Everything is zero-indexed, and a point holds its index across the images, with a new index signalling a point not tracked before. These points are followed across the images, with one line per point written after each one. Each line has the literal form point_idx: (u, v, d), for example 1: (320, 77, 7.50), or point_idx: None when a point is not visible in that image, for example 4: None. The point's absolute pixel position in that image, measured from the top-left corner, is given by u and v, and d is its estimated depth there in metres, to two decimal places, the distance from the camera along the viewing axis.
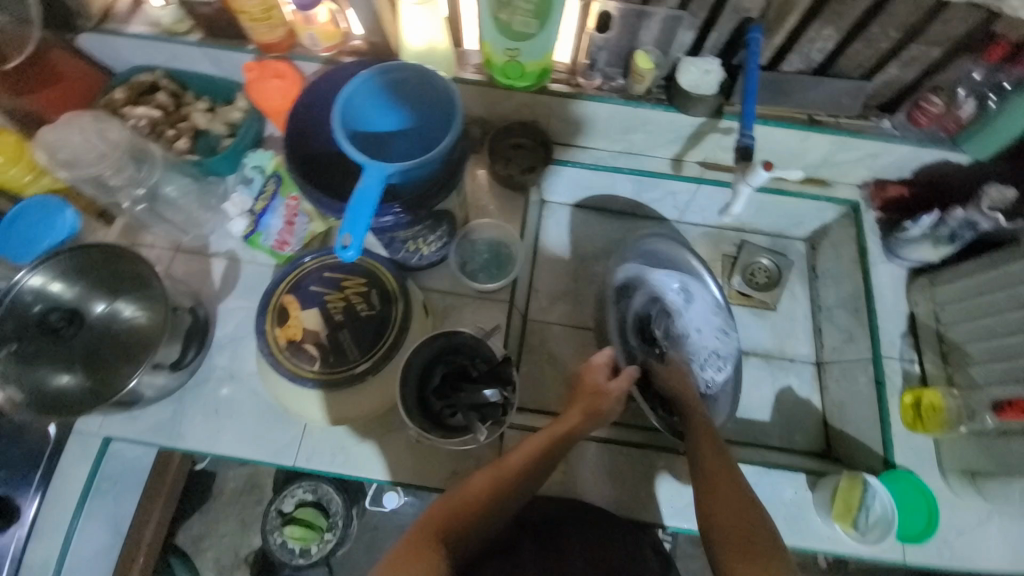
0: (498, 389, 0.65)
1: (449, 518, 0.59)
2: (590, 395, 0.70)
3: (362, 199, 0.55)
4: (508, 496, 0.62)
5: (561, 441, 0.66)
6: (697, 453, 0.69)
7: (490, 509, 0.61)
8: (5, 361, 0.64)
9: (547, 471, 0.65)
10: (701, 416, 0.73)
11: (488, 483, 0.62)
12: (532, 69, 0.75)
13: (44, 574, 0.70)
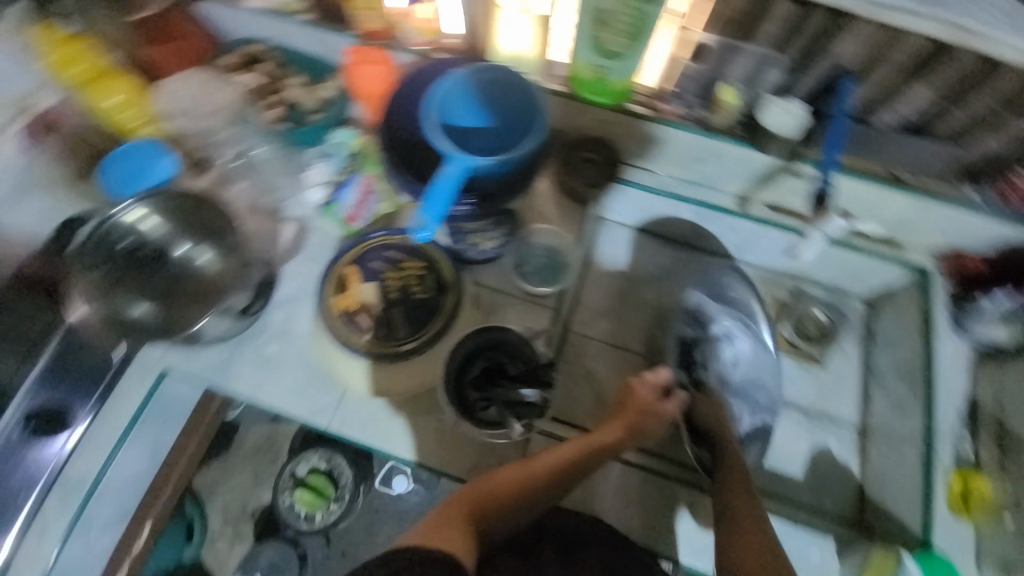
0: (537, 390, 0.69)
1: (478, 502, 0.63)
2: (630, 411, 0.72)
3: (440, 186, 0.59)
4: (534, 492, 0.65)
5: (594, 450, 0.69)
6: (731, 491, 0.69)
7: (516, 500, 0.65)
8: (96, 282, 0.71)
9: (575, 477, 0.68)
10: (738, 459, 0.72)
11: (518, 476, 0.65)
12: (615, 87, 0.76)
13: (81, 488, 0.74)
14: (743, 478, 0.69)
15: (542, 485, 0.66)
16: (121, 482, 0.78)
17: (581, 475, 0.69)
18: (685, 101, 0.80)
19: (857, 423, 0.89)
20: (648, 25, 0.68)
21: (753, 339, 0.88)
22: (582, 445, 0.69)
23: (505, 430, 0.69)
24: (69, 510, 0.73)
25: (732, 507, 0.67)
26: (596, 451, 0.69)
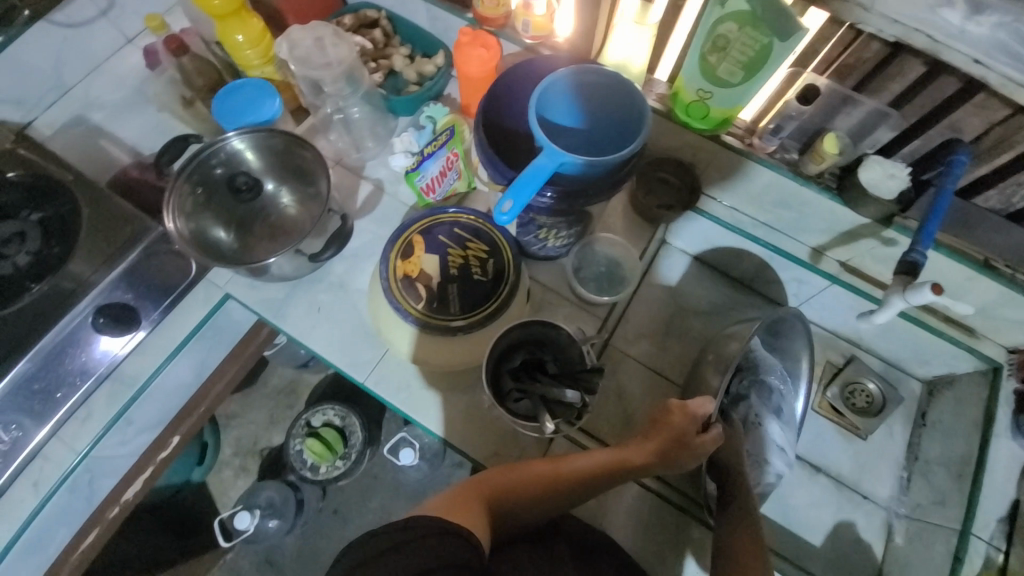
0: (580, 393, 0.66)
1: (496, 487, 0.64)
2: (660, 436, 0.66)
3: (535, 174, 0.59)
4: (553, 492, 0.65)
5: (617, 465, 0.67)
6: (732, 542, 0.65)
7: (534, 496, 0.65)
8: (188, 197, 0.73)
9: (594, 487, 0.67)
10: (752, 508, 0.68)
11: (539, 471, 0.66)
12: (715, 116, 0.77)
13: (129, 388, 0.77)
14: (754, 530, 0.65)
15: (561, 487, 0.65)
16: (166, 389, 0.82)
17: (602, 486, 0.67)
18: (781, 142, 0.79)
19: (887, 506, 0.85)
20: (771, 63, 0.67)
21: (790, 401, 0.81)
22: (605, 456, 0.67)
23: (535, 426, 0.68)
24: (114, 407, 0.76)
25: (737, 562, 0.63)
26: (618, 468, 0.67)
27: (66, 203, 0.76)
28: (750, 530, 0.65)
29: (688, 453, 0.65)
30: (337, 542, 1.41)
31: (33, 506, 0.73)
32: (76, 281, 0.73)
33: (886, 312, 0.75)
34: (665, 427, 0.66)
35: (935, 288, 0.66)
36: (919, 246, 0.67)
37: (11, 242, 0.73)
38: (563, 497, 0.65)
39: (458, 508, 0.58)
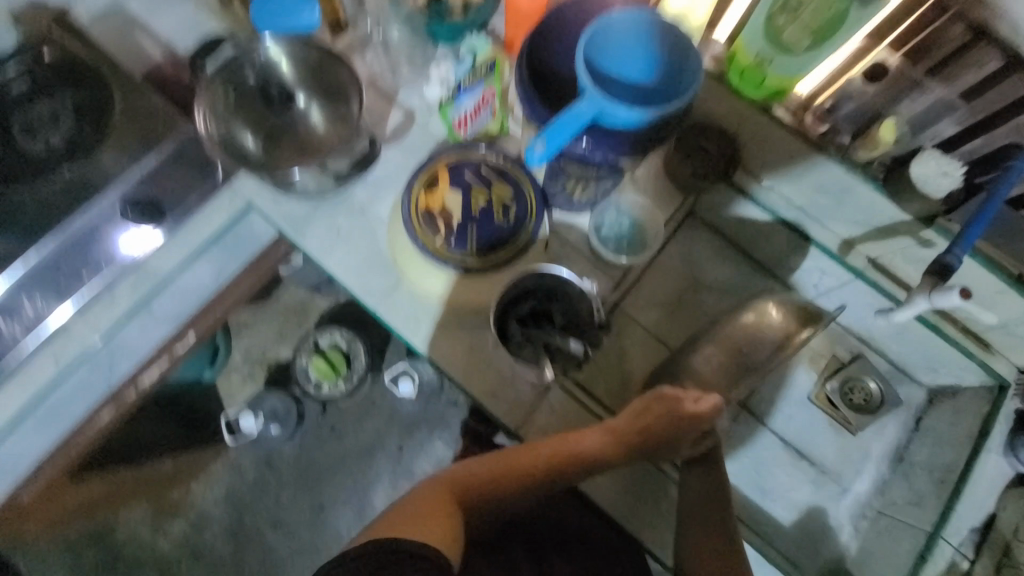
0: (583, 343, 0.72)
1: (466, 480, 0.73)
2: (635, 429, 0.73)
3: (569, 115, 0.57)
4: (523, 481, 0.72)
5: (591, 456, 0.73)
6: (698, 504, 0.74)
7: (506, 484, 0.73)
8: (222, 100, 0.72)
9: (565, 477, 0.72)
10: (719, 476, 0.75)
11: (509, 462, 0.73)
12: (771, 84, 0.73)
13: (153, 281, 0.78)
14: (718, 493, 0.74)
15: (532, 476, 0.72)
16: (185, 285, 0.84)
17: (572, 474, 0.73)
18: (834, 124, 0.76)
19: (861, 498, 0.87)
20: (844, 29, 0.64)
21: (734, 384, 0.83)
22: (579, 447, 0.73)
23: (538, 368, 0.72)
24: (138, 294, 0.78)
25: (702, 524, 0.72)
26: (592, 457, 0.73)
27: (100, 90, 0.77)
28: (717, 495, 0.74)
29: (656, 436, 0.73)
30: (332, 455, 1.52)
31: (53, 375, 0.76)
32: (102, 173, 0.76)
33: (907, 312, 0.75)
34: (640, 421, 0.73)
35: (965, 291, 0.64)
36: (957, 248, 0.66)
37: (44, 122, 0.76)
38: (535, 486, 0.73)
39: (436, 515, 0.66)
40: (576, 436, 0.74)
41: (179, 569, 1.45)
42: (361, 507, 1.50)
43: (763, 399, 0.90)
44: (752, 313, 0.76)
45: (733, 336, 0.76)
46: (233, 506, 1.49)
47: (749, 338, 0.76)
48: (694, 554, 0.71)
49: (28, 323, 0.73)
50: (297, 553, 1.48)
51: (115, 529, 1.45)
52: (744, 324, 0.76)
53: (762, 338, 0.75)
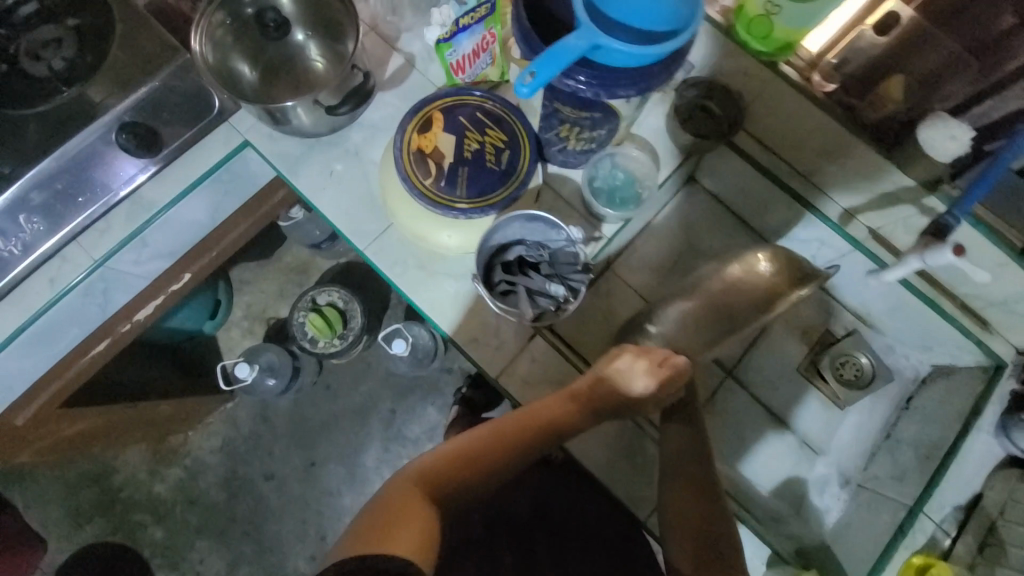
0: (564, 288, 0.71)
1: (431, 476, 0.64)
2: (600, 396, 0.70)
3: (563, 48, 0.55)
4: (493, 466, 0.66)
5: (560, 427, 0.69)
6: (672, 464, 0.73)
7: (475, 472, 0.65)
8: (219, 28, 0.72)
9: (533, 451, 0.68)
10: (692, 435, 0.75)
11: (475, 447, 0.67)
12: (778, 37, 0.71)
13: (148, 212, 0.79)
14: (693, 454, 0.73)
15: (501, 457, 0.67)
16: (181, 219, 0.85)
17: (538, 445, 0.69)
18: (842, 83, 0.73)
19: (844, 473, 0.86)
20: None
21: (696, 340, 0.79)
22: (546, 418, 0.69)
23: (516, 310, 0.70)
24: (133, 224, 0.78)
25: (675, 483, 0.71)
26: (560, 428, 0.69)
27: (98, 13, 0.75)
28: (693, 453, 0.73)
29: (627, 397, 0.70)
30: (325, 413, 1.55)
31: (48, 299, 0.76)
32: (97, 98, 0.73)
33: (898, 271, 0.74)
34: (606, 386, 0.70)
35: (955, 249, 0.63)
36: (955, 211, 0.67)
37: (50, 46, 0.73)
38: (505, 467, 0.67)
39: (409, 525, 0.58)
40: (541, 408, 0.69)
41: (172, 513, 1.49)
42: (351, 466, 1.53)
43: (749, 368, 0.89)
44: (740, 264, 0.72)
45: (721, 291, 0.73)
46: (227, 455, 1.52)
47: (738, 294, 0.72)
48: (672, 516, 0.71)
49: (20, 246, 0.71)
50: (287, 505, 1.51)
51: (114, 470, 1.49)
52: (732, 277, 0.72)
53: (752, 295, 0.72)
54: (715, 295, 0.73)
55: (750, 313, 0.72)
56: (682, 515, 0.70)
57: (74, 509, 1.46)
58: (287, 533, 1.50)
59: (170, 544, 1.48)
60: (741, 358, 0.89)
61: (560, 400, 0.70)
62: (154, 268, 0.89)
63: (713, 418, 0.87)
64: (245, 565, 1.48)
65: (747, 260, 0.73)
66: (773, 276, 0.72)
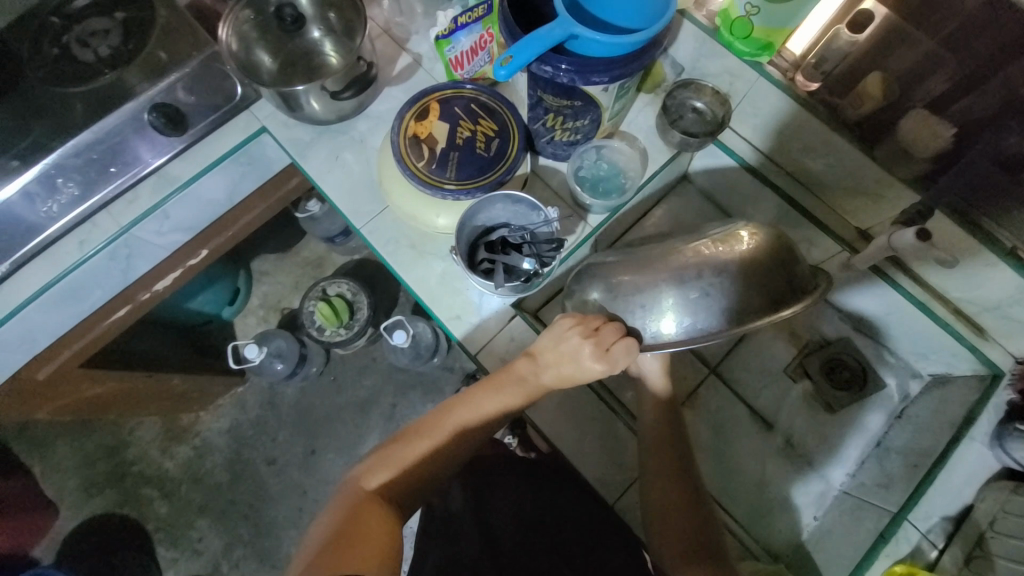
0: (535, 263, 0.76)
1: (391, 479, 0.66)
2: (547, 377, 0.69)
3: (543, 36, 0.59)
4: (450, 449, 0.69)
5: (514, 406, 0.70)
6: (652, 450, 0.74)
7: (434, 457, 0.68)
8: (246, 24, 0.80)
9: (489, 428, 0.71)
10: (664, 423, 0.76)
11: (431, 432, 0.69)
12: (758, 36, 0.74)
13: (173, 185, 0.86)
14: (673, 443, 0.74)
15: (456, 437, 0.69)
16: (202, 196, 0.92)
17: (491, 426, 0.71)
18: (825, 83, 0.75)
19: (828, 479, 0.84)
20: None
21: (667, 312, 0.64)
22: (500, 400, 0.70)
23: (491, 283, 0.75)
24: (158, 197, 0.86)
25: (656, 468, 0.73)
26: (514, 407, 0.71)
27: (142, 9, 0.84)
28: (671, 439, 0.74)
29: (576, 378, 0.68)
30: (329, 403, 1.59)
31: (76, 259, 0.83)
32: (136, 83, 0.81)
33: (869, 255, 0.77)
34: (553, 370, 0.68)
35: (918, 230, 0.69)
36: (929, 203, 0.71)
37: (98, 35, 0.82)
38: (463, 449, 0.70)
39: (368, 537, 0.60)
40: (494, 387, 0.71)
41: (177, 490, 1.54)
42: (350, 457, 1.56)
43: (734, 368, 0.90)
44: (719, 240, 0.63)
45: (688, 265, 0.63)
46: (234, 438, 1.58)
47: (701, 277, 0.62)
48: (654, 509, 0.72)
49: (57, 208, 0.80)
50: (285, 491, 1.54)
51: (128, 444, 1.56)
52: (700, 255, 0.63)
53: (716, 280, 0.62)
54: (674, 276, 0.63)
55: (704, 296, 0.62)
56: (663, 505, 0.71)
57: (88, 480, 1.53)
58: (284, 519, 1.53)
59: (171, 520, 1.52)
60: (726, 357, 0.90)
61: (512, 381, 0.70)
62: (173, 240, 0.97)
63: (696, 413, 0.88)
64: (240, 547, 1.51)
65: (711, 238, 0.64)
66: (733, 262, 0.62)
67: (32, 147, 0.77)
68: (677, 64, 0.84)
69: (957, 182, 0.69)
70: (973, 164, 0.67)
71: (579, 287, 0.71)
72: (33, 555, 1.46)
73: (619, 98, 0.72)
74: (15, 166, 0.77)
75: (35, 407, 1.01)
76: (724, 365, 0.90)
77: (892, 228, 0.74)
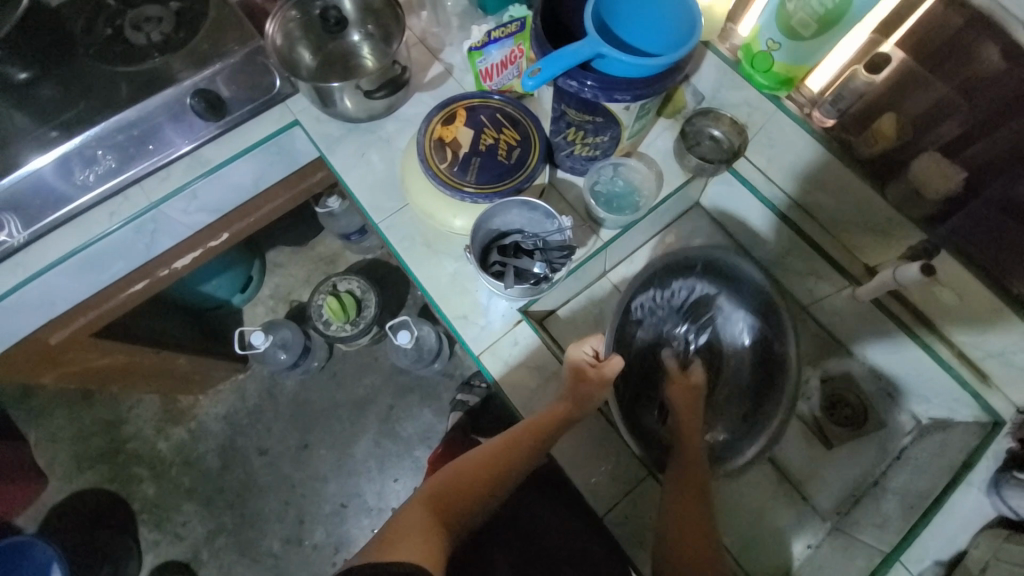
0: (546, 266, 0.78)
1: (440, 491, 0.69)
2: (581, 389, 0.74)
3: (571, 53, 0.62)
4: (493, 467, 0.71)
5: (556, 423, 0.73)
6: (683, 483, 0.73)
7: (482, 477, 0.70)
8: (293, 22, 0.85)
9: (535, 453, 0.72)
10: (684, 449, 0.76)
11: (483, 455, 0.72)
12: (778, 71, 0.76)
13: (206, 166, 0.90)
14: (700, 482, 0.73)
15: (502, 457, 0.72)
16: (231, 180, 0.95)
17: (536, 446, 0.72)
18: (842, 120, 0.77)
19: (821, 514, 0.84)
20: (848, 20, 0.67)
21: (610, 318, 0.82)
22: (541, 419, 0.73)
23: (501, 283, 0.77)
24: (189, 176, 0.90)
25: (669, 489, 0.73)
26: (557, 426, 0.73)
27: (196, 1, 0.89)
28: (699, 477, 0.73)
29: (595, 387, 0.74)
30: (327, 399, 1.60)
31: (107, 228, 0.87)
32: (178, 69, 0.85)
33: (874, 287, 0.79)
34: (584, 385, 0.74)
35: (924, 266, 0.71)
36: (938, 241, 0.72)
37: (150, 21, 0.86)
38: (509, 475, 0.71)
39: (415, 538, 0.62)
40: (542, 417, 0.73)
41: (168, 472, 1.54)
42: (342, 455, 1.55)
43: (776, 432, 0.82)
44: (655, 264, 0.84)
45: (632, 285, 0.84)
46: (230, 425, 1.58)
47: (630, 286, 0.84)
48: (664, 539, 0.71)
49: (94, 177, 0.84)
50: (275, 485, 1.54)
51: (125, 421, 1.58)
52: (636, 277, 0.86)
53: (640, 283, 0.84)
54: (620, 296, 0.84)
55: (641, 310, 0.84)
56: (674, 529, 0.70)
57: (82, 453, 1.54)
58: (269, 511, 1.52)
59: (158, 502, 1.52)
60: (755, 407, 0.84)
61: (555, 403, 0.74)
62: (198, 221, 1.00)
63: None
64: (222, 536, 1.50)
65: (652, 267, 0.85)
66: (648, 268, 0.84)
67: (74, 119, 0.81)
68: (698, 93, 0.88)
69: (967, 227, 0.70)
70: (977, 215, 0.69)
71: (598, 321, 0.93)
72: (17, 524, 1.46)
73: (639, 118, 0.75)
74: (53, 137, 0.80)
75: (40, 371, 1.02)
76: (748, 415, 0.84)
77: (897, 264, 0.76)
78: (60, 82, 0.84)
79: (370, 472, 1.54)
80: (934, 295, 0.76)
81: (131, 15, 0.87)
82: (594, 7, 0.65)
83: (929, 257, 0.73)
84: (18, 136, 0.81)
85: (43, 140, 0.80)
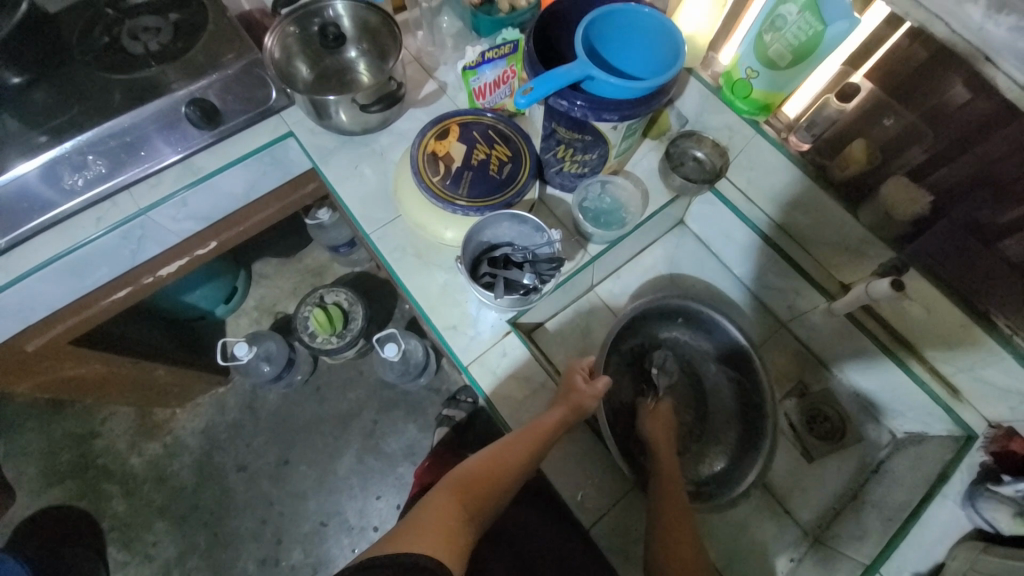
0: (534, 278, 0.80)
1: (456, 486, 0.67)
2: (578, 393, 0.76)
3: (562, 74, 0.65)
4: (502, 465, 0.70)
5: (558, 424, 0.74)
6: (666, 496, 0.74)
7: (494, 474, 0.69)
8: (292, 37, 0.87)
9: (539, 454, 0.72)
10: (663, 464, 0.79)
11: (492, 454, 0.71)
12: (757, 97, 0.81)
13: (198, 174, 0.90)
14: (681, 496, 0.75)
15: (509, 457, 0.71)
16: (221, 188, 0.95)
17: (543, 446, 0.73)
18: (817, 145, 0.81)
19: (802, 527, 0.86)
20: (820, 53, 0.71)
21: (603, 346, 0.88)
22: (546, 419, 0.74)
23: (490, 294, 0.78)
24: (180, 183, 0.89)
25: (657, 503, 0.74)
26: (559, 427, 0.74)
27: (195, 14, 0.90)
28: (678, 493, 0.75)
29: (589, 394, 0.77)
30: (309, 413, 1.57)
31: (92, 234, 0.86)
32: (173, 78, 0.86)
33: (849, 302, 0.82)
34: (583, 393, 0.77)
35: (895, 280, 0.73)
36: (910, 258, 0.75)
37: (148, 31, 0.88)
38: (517, 473, 0.71)
39: (438, 529, 0.60)
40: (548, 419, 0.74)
41: (139, 489, 1.49)
42: (324, 471, 1.52)
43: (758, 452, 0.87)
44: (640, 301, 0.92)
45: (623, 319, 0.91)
46: (207, 439, 1.54)
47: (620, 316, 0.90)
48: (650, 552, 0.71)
49: (82, 182, 0.83)
50: (252, 503, 1.49)
51: (97, 435, 1.52)
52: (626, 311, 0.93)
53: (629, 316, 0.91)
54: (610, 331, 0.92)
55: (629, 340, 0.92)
56: (658, 542, 0.70)
57: (49, 468, 1.48)
58: (245, 530, 1.47)
59: (128, 520, 1.46)
60: (744, 424, 0.90)
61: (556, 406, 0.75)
62: (186, 228, 0.99)
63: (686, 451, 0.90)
64: (194, 557, 1.44)
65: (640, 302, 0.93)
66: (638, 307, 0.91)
67: (65, 124, 0.81)
68: (682, 116, 0.93)
69: (936, 246, 0.73)
70: (944, 235, 0.72)
71: (586, 335, 0.95)
72: None
73: (626, 137, 0.77)
74: (42, 141, 0.80)
75: (11, 383, 0.99)
76: (722, 429, 0.92)
77: (870, 279, 0.79)
78: (52, 88, 0.84)
79: (352, 489, 1.50)
80: (905, 313, 0.80)
81: (128, 24, 0.88)
82: (583, 32, 0.68)
83: (899, 275, 0.76)
84: (6, 139, 0.80)
85: (30, 145, 0.80)
